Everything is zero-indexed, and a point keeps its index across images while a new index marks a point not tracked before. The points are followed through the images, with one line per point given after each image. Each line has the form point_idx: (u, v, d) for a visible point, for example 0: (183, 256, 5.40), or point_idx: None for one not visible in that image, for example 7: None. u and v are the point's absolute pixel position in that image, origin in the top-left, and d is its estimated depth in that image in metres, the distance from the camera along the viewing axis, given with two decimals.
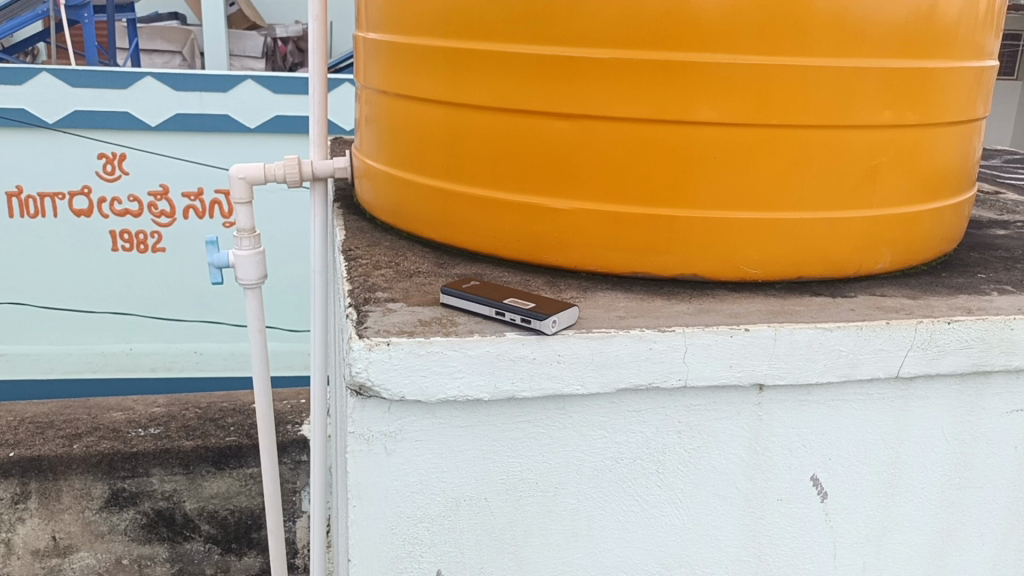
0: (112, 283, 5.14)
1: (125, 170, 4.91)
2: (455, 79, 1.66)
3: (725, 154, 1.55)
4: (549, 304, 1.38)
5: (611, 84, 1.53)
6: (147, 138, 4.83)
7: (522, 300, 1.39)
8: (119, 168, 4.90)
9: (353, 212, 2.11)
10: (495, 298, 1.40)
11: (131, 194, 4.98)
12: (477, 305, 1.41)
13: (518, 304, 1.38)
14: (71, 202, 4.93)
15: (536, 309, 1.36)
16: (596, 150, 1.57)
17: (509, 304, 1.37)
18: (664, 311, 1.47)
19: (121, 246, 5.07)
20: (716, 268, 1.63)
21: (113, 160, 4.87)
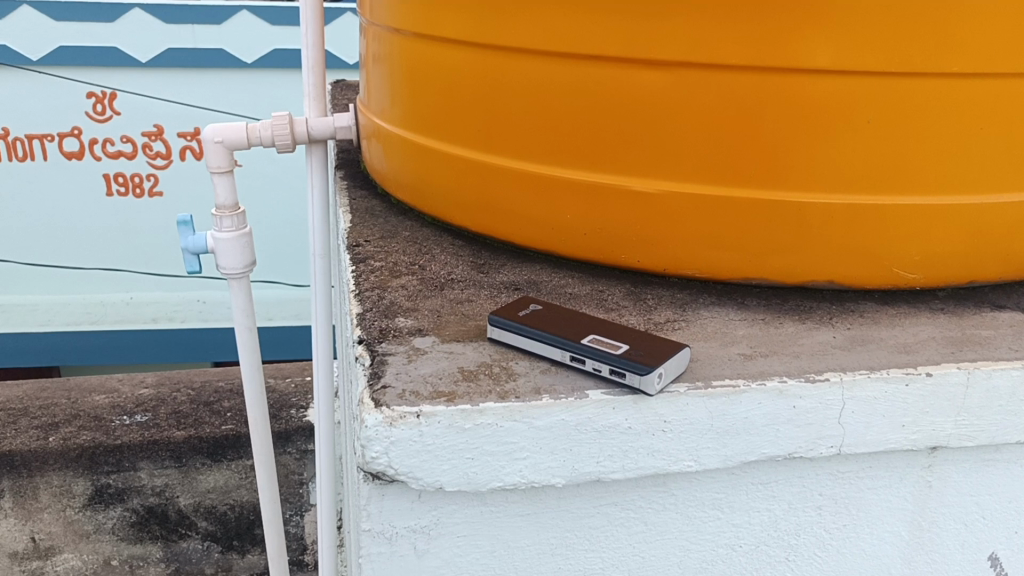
0: (54, 229, 3.80)
1: (116, 110, 3.66)
2: (496, 13, 1.20)
3: (880, 120, 1.09)
4: (648, 345, 0.95)
5: (723, 20, 1.06)
6: (151, 78, 3.62)
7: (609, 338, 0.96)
8: (110, 106, 3.66)
9: (360, 184, 1.66)
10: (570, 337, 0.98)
11: (125, 135, 3.71)
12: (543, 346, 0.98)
13: (603, 345, 0.95)
14: (59, 143, 3.65)
15: (634, 352, 0.93)
16: (696, 113, 1.12)
17: (591, 346, 0.95)
18: (801, 345, 1.04)
19: (116, 190, 3.78)
20: (861, 274, 1.18)
21: (103, 100, 3.63)
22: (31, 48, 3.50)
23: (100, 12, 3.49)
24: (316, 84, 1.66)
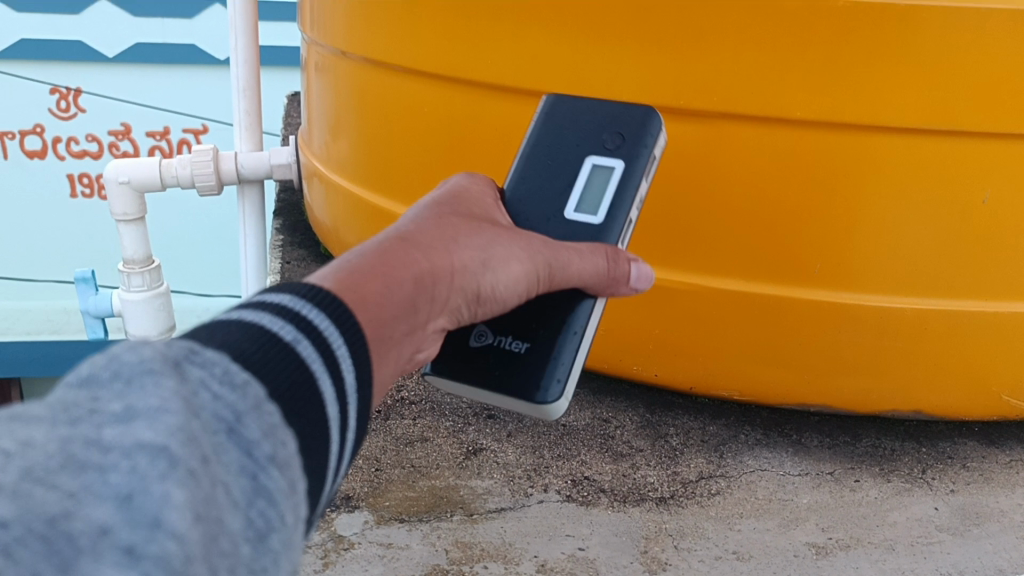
0: None
1: (84, 108, 3.19)
2: (468, 40, 0.88)
3: (1000, 201, 0.78)
4: (616, 113, 0.75)
5: (780, 59, 0.75)
6: (129, 74, 3.16)
7: (573, 188, 0.73)
8: (76, 104, 3.19)
9: (300, 239, 1.34)
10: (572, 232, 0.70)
11: (91, 134, 3.23)
12: (503, 328, 0.67)
13: (586, 185, 0.73)
14: (21, 141, 3.19)
15: (628, 120, 0.74)
16: (740, 185, 0.81)
17: (601, 200, 0.71)
18: (892, 525, 0.73)
19: (80, 193, 3.28)
20: (960, 402, 0.88)
21: (69, 96, 3.17)
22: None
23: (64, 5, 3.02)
24: (248, 111, 1.31)
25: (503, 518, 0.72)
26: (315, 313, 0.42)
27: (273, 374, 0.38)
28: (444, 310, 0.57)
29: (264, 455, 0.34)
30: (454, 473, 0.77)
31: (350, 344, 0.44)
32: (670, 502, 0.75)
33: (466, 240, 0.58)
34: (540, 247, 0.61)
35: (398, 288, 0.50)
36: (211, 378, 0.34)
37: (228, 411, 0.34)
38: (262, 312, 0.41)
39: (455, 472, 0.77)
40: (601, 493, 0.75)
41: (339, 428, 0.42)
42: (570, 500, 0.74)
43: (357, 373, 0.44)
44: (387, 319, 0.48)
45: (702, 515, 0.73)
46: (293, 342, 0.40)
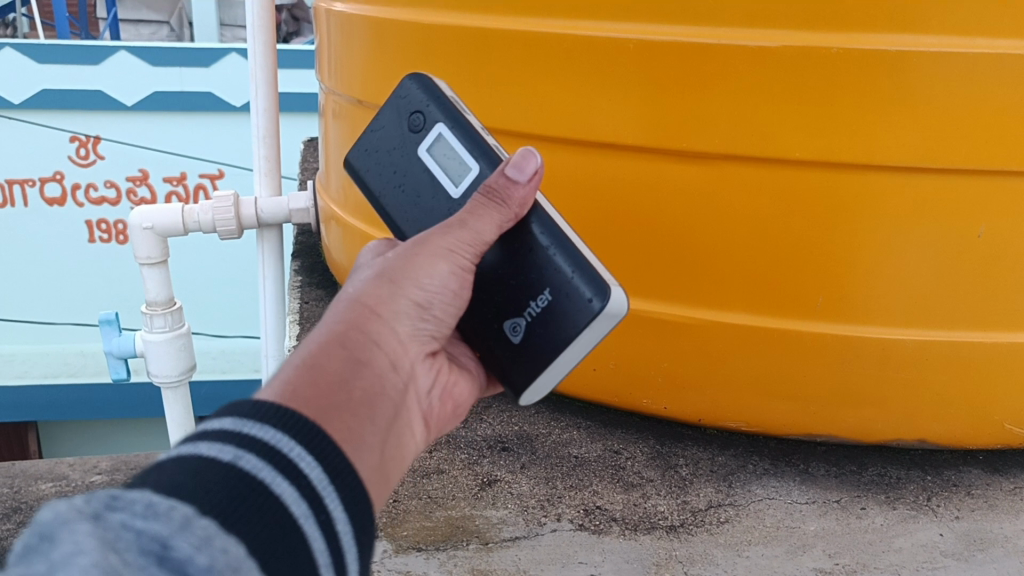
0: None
1: (102, 155, 3.27)
2: (480, 89, 0.92)
3: (995, 234, 0.81)
4: (401, 102, 0.73)
5: (778, 103, 0.79)
6: (146, 121, 3.24)
7: (432, 173, 0.71)
8: (94, 151, 3.25)
9: (318, 280, 1.38)
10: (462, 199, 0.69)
11: (109, 180, 3.30)
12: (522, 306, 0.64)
13: (439, 161, 0.71)
14: (42, 188, 3.25)
15: (417, 95, 0.72)
16: (743, 222, 0.84)
17: (458, 157, 0.70)
18: (898, 551, 0.75)
19: (99, 237, 3.33)
20: (963, 431, 0.90)
21: (88, 145, 3.24)
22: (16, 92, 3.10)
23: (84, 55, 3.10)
24: (268, 158, 1.33)
25: (518, 546, 0.74)
26: (258, 426, 0.38)
27: (211, 493, 0.35)
28: (405, 348, 0.54)
29: (200, 569, 0.31)
30: (469, 503, 0.80)
31: (307, 442, 0.40)
32: (680, 530, 0.77)
33: (377, 284, 0.54)
34: (437, 231, 0.58)
35: (325, 361, 0.47)
36: (133, 515, 0.31)
37: (153, 539, 0.31)
38: (203, 441, 0.37)
39: (471, 503, 0.80)
40: (613, 522, 0.78)
41: (319, 528, 0.38)
42: (582, 529, 0.76)
43: (326, 466, 0.39)
44: (325, 388, 0.45)
45: (711, 542, 0.75)
46: (231, 461, 0.36)
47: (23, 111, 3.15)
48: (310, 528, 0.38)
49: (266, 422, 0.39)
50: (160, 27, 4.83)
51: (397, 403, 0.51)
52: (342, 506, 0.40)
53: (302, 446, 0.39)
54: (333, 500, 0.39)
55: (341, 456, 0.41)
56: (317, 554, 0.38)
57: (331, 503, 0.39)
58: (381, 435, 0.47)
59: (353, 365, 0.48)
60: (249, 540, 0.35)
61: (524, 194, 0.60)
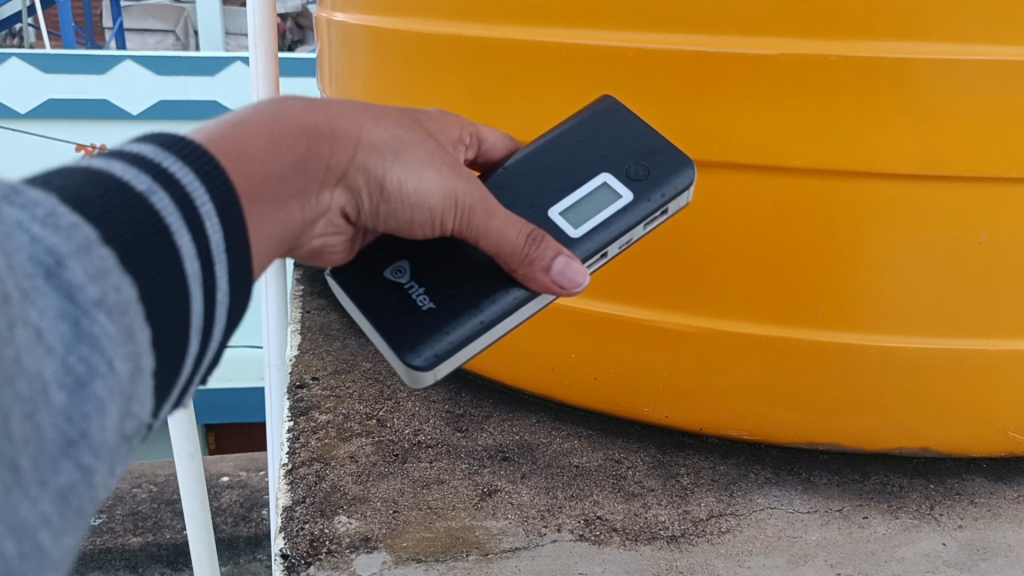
0: None
1: None
2: (480, 97, 0.92)
3: (996, 241, 0.80)
4: (614, 117, 0.72)
5: (777, 110, 0.79)
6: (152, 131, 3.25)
7: (574, 194, 0.67)
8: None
9: (320, 289, 1.38)
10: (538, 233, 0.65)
11: None
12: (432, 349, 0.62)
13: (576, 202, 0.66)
14: None
15: (660, 162, 0.67)
16: (743, 231, 0.84)
17: (592, 218, 0.65)
18: (901, 561, 0.75)
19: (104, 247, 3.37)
20: (966, 439, 0.90)
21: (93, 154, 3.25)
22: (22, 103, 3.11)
23: (90, 66, 3.11)
24: None
25: (518, 558, 0.74)
26: (179, 168, 0.40)
27: (115, 219, 0.35)
28: (337, 187, 0.55)
29: (91, 300, 0.31)
30: (469, 513, 0.79)
31: (220, 201, 0.41)
32: (681, 540, 0.76)
33: (386, 134, 0.56)
34: (471, 179, 0.57)
35: (285, 146, 0.50)
36: (31, 219, 0.31)
37: (49, 252, 0.30)
38: (121, 158, 0.38)
39: (471, 513, 0.79)
40: (613, 531, 0.77)
41: (203, 290, 0.39)
42: (582, 539, 0.76)
43: (228, 234, 0.40)
44: (268, 175, 0.48)
45: (713, 553, 0.75)
46: (142, 192, 0.37)
47: (29, 122, 3.16)
48: (196, 287, 0.39)
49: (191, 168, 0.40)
50: (166, 36, 4.85)
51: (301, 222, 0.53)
52: (227, 277, 0.41)
53: (213, 206, 0.40)
54: (222, 269, 0.40)
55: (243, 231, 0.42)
56: (192, 318, 0.39)
57: (218, 272, 0.40)
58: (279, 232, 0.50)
59: (301, 169, 0.51)
60: (138, 283, 0.35)
61: (534, 280, 0.58)
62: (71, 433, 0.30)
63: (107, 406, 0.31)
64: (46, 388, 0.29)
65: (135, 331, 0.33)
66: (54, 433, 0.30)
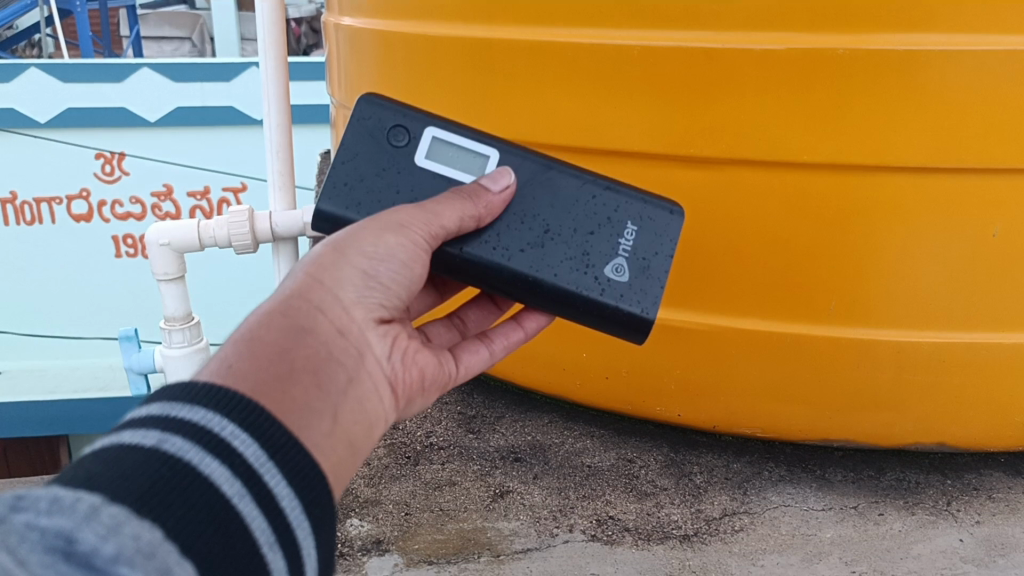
0: None
1: (127, 171, 3.31)
2: (488, 98, 0.92)
3: (1009, 233, 0.79)
4: (371, 123, 0.70)
5: (783, 106, 0.78)
6: (168, 137, 3.27)
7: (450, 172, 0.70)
8: (119, 167, 3.29)
9: None
10: (566, 218, 0.69)
11: (134, 196, 3.35)
12: (610, 249, 0.68)
13: (446, 165, 0.70)
14: (68, 206, 3.30)
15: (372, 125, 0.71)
16: (752, 228, 0.83)
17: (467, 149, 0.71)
18: (917, 557, 0.74)
19: (124, 252, 3.39)
20: (984, 434, 0.89)
21: (113, 161, 3.27)
22: (41, 111, 3.13)
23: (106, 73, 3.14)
24: (282, 172, 1.30)
25: (530, 558, 0.74)
26: (187, 409, 0.41)
27: (133, 482, 0.37)
28: (351, 314, 0.56)
29: (106, 558, 0.32)
30: (481, 515, 0.79)
31: (240, 421, 0.42)
32: (694, 540, 0.76)
33: (322, 253, 0.57)
34: (387, 214, 0.60)
35: (266, 330, 0.50)
36: (38, 513, 0.33)
37: (59, 533, 0.32)
38: (131, 429, 0.40)
39: (483, 514, 0.79)
40: (626, 532, 0.77)
41: (256, 502, 0.40)
42: (595, 540, 0.76)
43: (260, 442, 0.42)
44: (262, 362, 0.48)
45: (726, 552, 0.75)
46: (154, 445, 0.39)
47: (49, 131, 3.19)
48: (245, 505, 0.39)
49: (200, 404, 0.42)
50: (183, 43, 4.88)
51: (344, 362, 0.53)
52: (280, 479, 0.42)
53: (233, 426, 0.42)
54: (273, 477, 0.41)
55: (283, 429, 0.44)
56: (256, 531, 0.39)
57: (268, 480, 0.41)
58: (330, 399, 0.50)
59: (300, 330, 0.51)
60: (171, 527, 0.36)
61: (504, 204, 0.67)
62: None
63: None
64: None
65: (171, 569, 0.34)
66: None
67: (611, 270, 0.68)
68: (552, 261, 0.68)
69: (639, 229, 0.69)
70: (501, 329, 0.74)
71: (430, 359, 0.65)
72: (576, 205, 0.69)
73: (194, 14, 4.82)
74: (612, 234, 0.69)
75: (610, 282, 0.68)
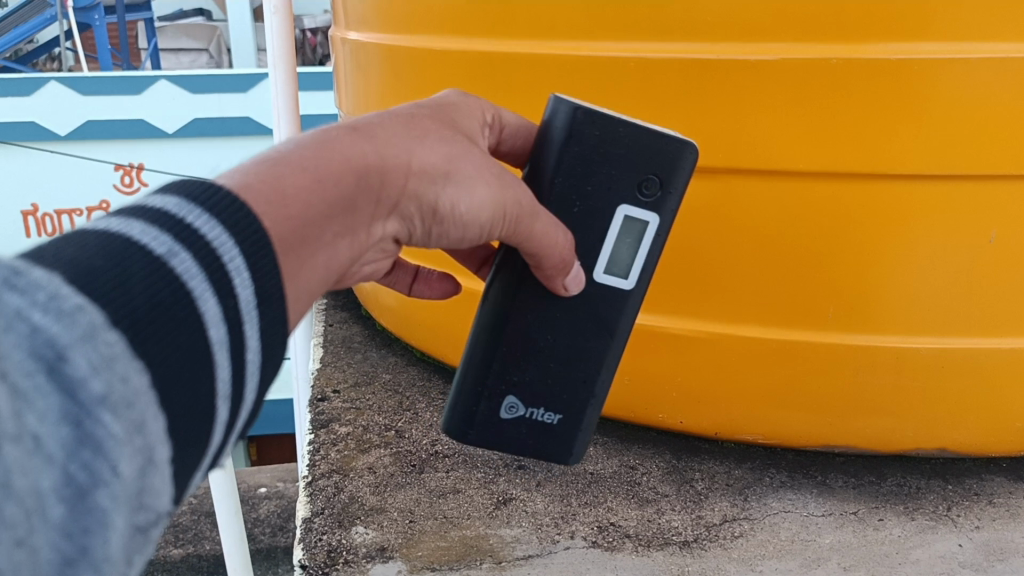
0: None
1: (146, 183, 3.34)
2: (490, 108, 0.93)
3: (1005, 239, 0.80)
4: (642, 142, 0.59)
5: (779, 114, 0.79)
6: (185, 149, 3.31)
7: (604, 244, 0.61)
8: (138, 179, 3.33)
9: (342, 304, 1.41)
10: (571, 367, 0.65)
11: None
12: (538, 399, 0.66)
13: (630, 246, 0.62)
14: (89, 217, 3.35)
15: (659, 154, 0.60)
16: (751, 235, 0.84)
17: (631, 260, 0.62)
18: (915, 563, 0.74)
19: None
20: (984, 439, 0.89)
21: (131, 173, 3.30)
22: (61, 124, 3.16)
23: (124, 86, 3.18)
24: None
25: (531, 565, 0.75)
26: (203, 220, 0.38)
27: (132, 293, 0.34)
28: (385, 220, 0.52)
29: (92, 398, 0.30)
30: (484, 522, 0.81)
31: (249, 257, 0.40)
32: (693, 545, 0.77)
33: (441, 148, 0.53)
34: (518, 187, 0.54)
35: (331, 183, 0.47)
36: (32, 305, 0.30)
37: (51, 346, 0.29)
38: (142, 218, 0.37)
39: (485, 522, 0.81)
40: (626, 538, 0.78)
41: (231, 355, 0.38)
42: (595, 546, 0.77)
43: (257, 290, 0.40)
44: (312, 218, 0.46)
45: (725, 558, 0.75)
46: (163, 256, 0.36)
47: (68, 144, 3.21)
48: (222, 356, 0.38)
49: (218, 219, 0.39)
50: (200, 56, 4.93)
51: (351, 260, 0.50)
52: (257, 333, 0.40)
53: (245, 265, 0.39)
54: (252, 328, 0.39)
55: (278, 285, 0.41)
56: (220, 383, 0.38)
57: (249, 331, 0.39)
58: (320, 282, 0.48)
59: (349, 208, 0.48)
60: (158, 366, 0.34)
61: (554, 286, 0.61)
62: (71, 549, 0.30)
63: (110, 516, 0.30)
64: (45, 501, 0.29)
65: (145, 424, 0.32)
66: (52, 551, 0.29)
67: (509, 405, 0.66)
68: (515, 350, 0.64)
69: (559, 424, 0.67)
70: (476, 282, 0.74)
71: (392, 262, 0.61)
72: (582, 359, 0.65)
73: (210, 26, 4.88)
74: (552, 397, 0.66)
75: (499, 407, 0.66)
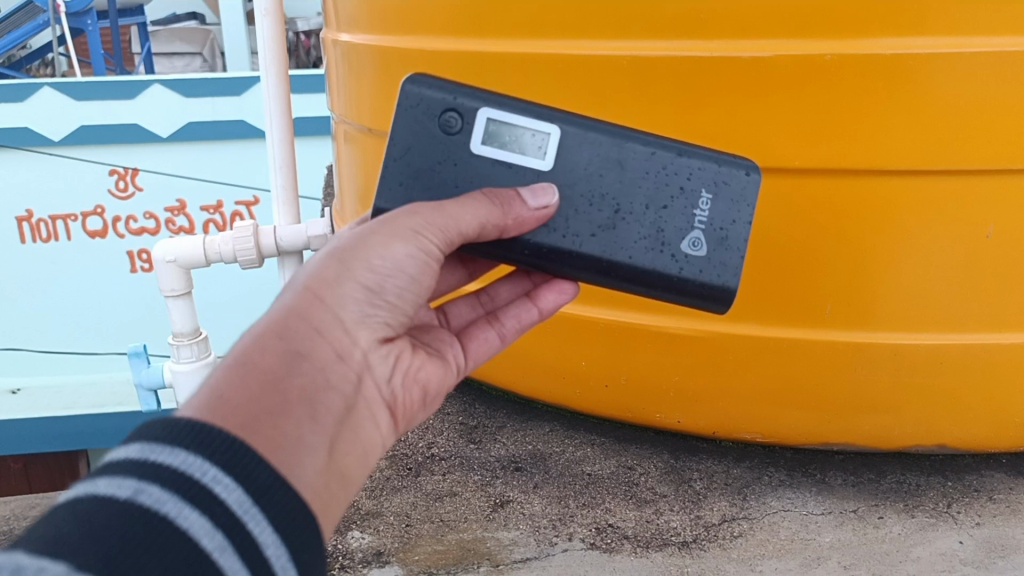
0: None
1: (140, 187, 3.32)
2: None
3: (1002, 234, 0.79)
4: (417, 110, 0.66)
5: (774, 113, 0.79)
6: (179, 153, 3.29)
7: (497, 159, 0.65)
8: (132, 183, 3.31)
9: None
10: (637, 193, 0.65)
11: (148, 211, 3.36)
12: (682, 223, 0.65)
13: (502, 141, 0.66)
14: (83, 222, 3.31)
15: (424, 111, 0.66)
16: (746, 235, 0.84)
17: (509, 139, 0.66)
18: (916, 561, 0.74)
19: (140, 268, 3.40)
20: (984, 435, 0.89)
21: (126, 177, 3.29)
22: (55, 130, 3.15)
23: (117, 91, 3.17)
24: (286, 187, 1.30)
25: (529, 567, 0.74)
26: (169, 453, 0.39)
27: (103, 542, 0.35)
28: (351, 336, 0.53)
29: None
30: (481, 525, 0.80)
31: (226, 464, 0.40)
32: (692, 546, 0.76)
33: (325, 264, 0.54)
34: (402, 210, 0.57)
35: (260, 356, 0.47)
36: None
37: None
38: (105, 475, 0.38)
39: (482, 525, 0.80)
40: (624, 539, 0.77)
41: (240, 556, 0.38)
42: (593, 548, 0.76)
43: (247, 488, 0.40)
44: (261, 386, 0.46)
45: (724, 558, 0.75)
46: (130, 498, 0.37)
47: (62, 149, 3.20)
48: (226, 558, 0.38)
49: (182, 443, 0.40)
50: (193, 59, 4.92)
51: (340, 394, 0.51)
52: (265, 527, 0.40)
53: (222, 470, 0.40)
54: (258, 524, 0.39)
55: (271, 470, 0.42)
56: None
57: (254, 527, 0.39)
58: (326, 430, 0.48)
59: (295, 354, 0.49)
60: None
61: (533, 215, 0.62)
62: None
63: None
64: None
65: None
66: None
67: (688, 245, 0.65)
68: (625, 238, 0.65)
69: (713, 195, 0.65)
70: (514, 311, 0.72)
71: (434, 372, 0.63)
72: (637, 185, 0.65)
73: (202, 29, 4.87)
74: (688, 203, 0.65)
75: (690, 259, 0.65)
